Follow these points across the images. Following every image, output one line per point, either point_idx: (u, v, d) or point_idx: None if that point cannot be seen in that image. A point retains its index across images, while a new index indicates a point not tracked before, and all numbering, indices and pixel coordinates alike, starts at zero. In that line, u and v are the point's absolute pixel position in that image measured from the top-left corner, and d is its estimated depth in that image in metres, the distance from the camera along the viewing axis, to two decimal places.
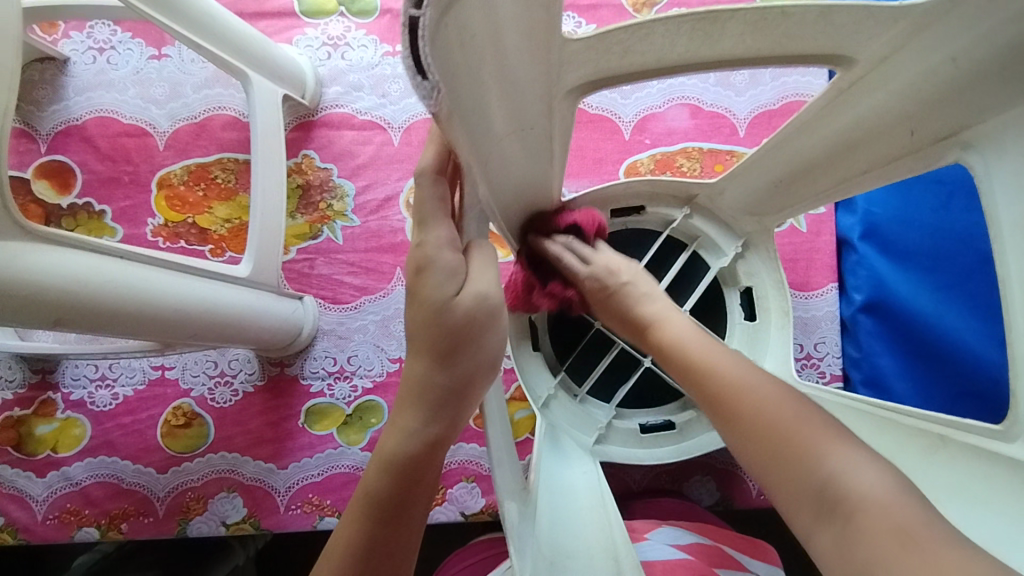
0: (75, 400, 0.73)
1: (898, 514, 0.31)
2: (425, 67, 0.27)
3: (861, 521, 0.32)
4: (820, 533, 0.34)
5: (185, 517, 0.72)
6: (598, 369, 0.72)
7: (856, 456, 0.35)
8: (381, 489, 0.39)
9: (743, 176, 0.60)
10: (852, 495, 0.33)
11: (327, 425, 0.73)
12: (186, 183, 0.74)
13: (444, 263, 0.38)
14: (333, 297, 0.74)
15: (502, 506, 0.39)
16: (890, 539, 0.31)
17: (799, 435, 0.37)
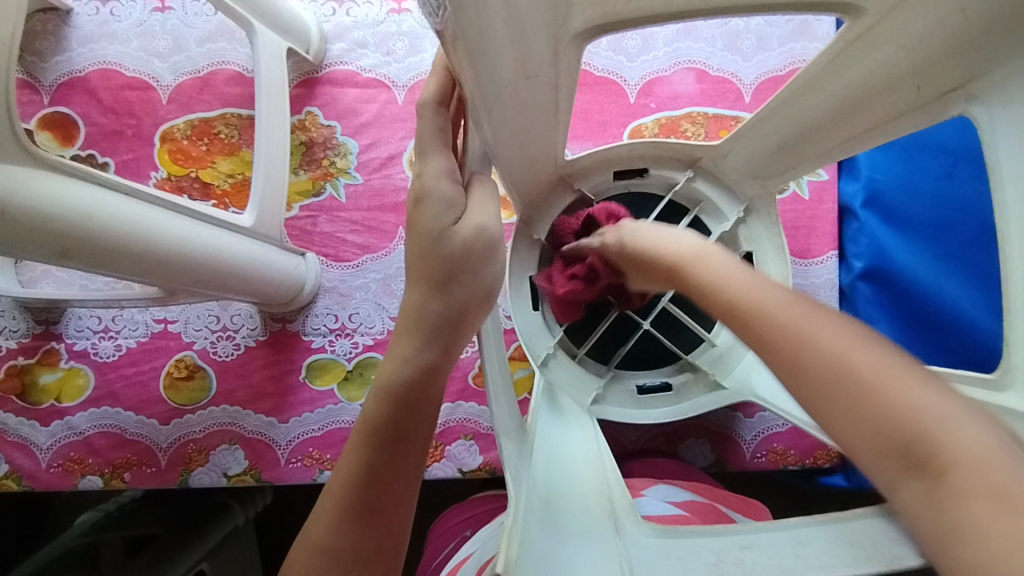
0: (79, 351, 0.74)
1: (1007, 476, 0.22)
2: None
3: (959, 480, 0.23)
4: (906, 493, 0.25)
5: (187, 468, 0.74)
6: (598, 331, 0.73)
7: (934, 387, 0.25)
8: (380, 420, 0.40)
9: (749, 136, 0.61)
10: (945, 450, 0.24)
11: (327, 380, 0.74)
12: (189, 137, 0.74)
13: (442, 194, 0.39)
14: (335, 254, 0.74)
15: (500, 441, 0.40)
16: (992, 502, 0.22)
17: (895, 386, 0.25)
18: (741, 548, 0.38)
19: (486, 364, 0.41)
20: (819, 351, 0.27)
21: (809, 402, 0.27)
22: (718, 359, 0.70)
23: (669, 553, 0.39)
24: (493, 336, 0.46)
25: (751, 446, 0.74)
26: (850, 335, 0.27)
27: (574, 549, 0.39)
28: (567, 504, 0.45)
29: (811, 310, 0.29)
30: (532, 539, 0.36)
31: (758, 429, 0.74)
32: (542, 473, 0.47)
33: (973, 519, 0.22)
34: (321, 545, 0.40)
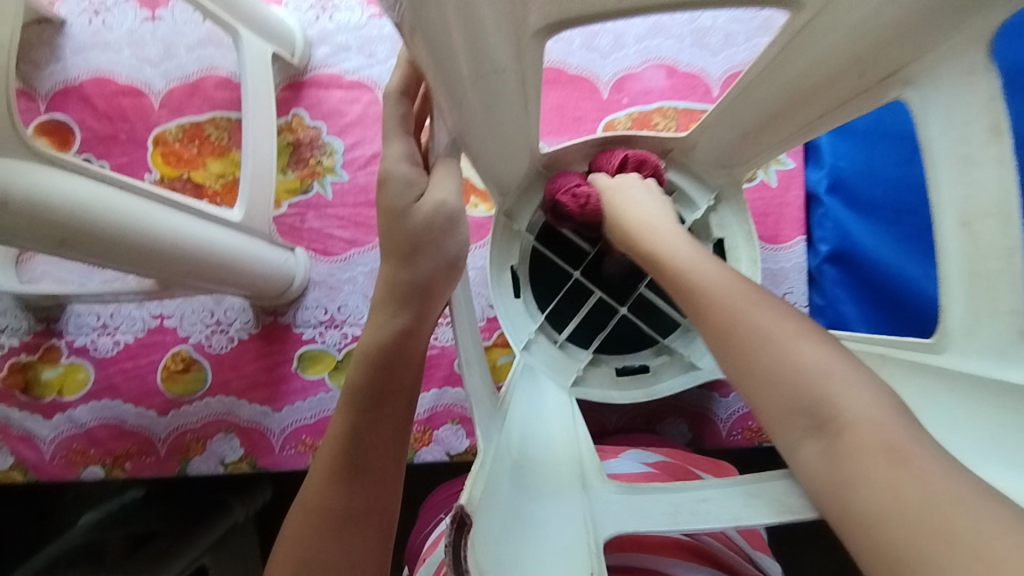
0: (79, 347, 0.77)
1: (893, 435, 0.34)
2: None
3: (850, 437, 0.35)
4: (807, 449, 0.38)
5: (186, 457, 0.77)
6: (577, 316, 0.76)
7: (817, 351, 0.40)
8: (367, 385, 0.44)
9: (714, 128, 0.64)
10: (842, 414, 0.36)
11: (318, 369, 0.77)
12: (181, 140, 0.77)
13: (401, 173, 0.45)
14: (324, 249, 0.78)
15: (473, 410, 0.43)
16: (883, 457, 0.33)
17: (795, 352, 0.40)
18: (697, 501, 0.42)
19: (459, 336, 0.45)
20: (753, 323, 0.43)
21: (735, 368, 0.43)
22: (693, 341, 0.73)
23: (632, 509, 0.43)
24: (468, 312, 0.49)
25: (727, 424, 0.78)
26: (773, 317, 0.43)
27: (544, 507, 0.44)
28: (542, 467, 0.49)
29: (750, 298, 0.44)
30: (502, 497, 0.41)
31: (733, 408, 0.78)
32: (518, 438, 0.51)
33: (865, 469, 0.34)
34: (313, 504, 0.43)
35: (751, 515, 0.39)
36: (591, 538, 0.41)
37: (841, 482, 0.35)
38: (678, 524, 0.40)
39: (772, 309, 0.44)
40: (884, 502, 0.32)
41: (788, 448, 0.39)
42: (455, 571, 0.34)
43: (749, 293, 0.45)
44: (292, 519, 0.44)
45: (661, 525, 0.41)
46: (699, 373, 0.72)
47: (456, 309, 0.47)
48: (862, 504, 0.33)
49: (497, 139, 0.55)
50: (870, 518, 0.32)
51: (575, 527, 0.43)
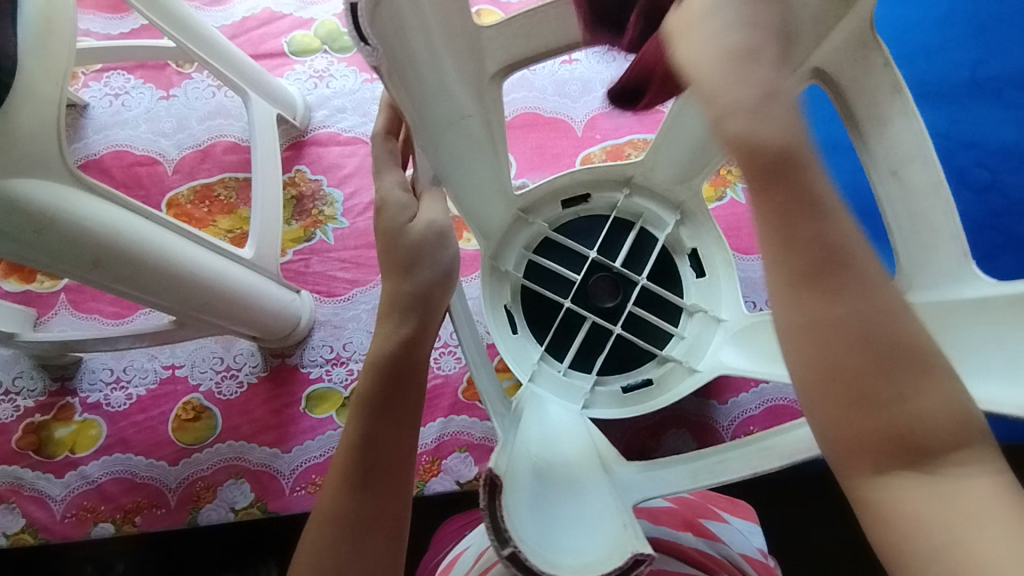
0: (92, 403, 0.80)
1: (1009, 506, 0.30)
2: (365, 33, 0.38)
3: (955, 496, 0.30)
4: (895, 479, 0.31)
5: (196, 506, 0.77)
6: (575, 344, 0.77)
7: (938, 383, 0.31)
8: (376, 391, 0.46)
9: (664, 143, 0.72)
10: (935, 452, 0.31)
11: (326, 408, 0.79)
12: (192, 202, 0.83)
13: (396, 199, 0.49)
14: (327, 291, 0.82)
15: (487, 404, 0.48)
16: (1006, 527, 0.29)
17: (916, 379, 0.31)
18: (715, 461, 0.45)
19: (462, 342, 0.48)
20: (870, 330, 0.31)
21: (846, 384, 0.31)
22: (692, 348, 0.75)
23: (651, 480, 0.47)
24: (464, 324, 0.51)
25: (729, 431, 0.80)
26: (889, 309, 0.32)
27: (573, 493, 0.47)
28: (564, 462, 0.52)
29: (874, 287, 0.32)
30: (529, 483, 0.45)
31: (733, 414, 0.80)
32: (535, 439, 0.53)
33: (980, 534, 0.29)
34: (331, 511, 0.45)
35: (765, 462, 0.42)
36: (622, 507, 0.45)
37: (938, 533, 0.30)
38: (698, 482, 0.44)
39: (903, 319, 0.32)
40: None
41: (865, 484, 0.32)
42: (494, 534, 0.39)
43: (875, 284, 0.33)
44: (313, 527, 0.46)
45: (683, 484, 0.44)
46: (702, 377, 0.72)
47: (454, 325, 0.49)
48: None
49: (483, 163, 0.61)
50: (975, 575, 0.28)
51: (605, 500, 0.46)
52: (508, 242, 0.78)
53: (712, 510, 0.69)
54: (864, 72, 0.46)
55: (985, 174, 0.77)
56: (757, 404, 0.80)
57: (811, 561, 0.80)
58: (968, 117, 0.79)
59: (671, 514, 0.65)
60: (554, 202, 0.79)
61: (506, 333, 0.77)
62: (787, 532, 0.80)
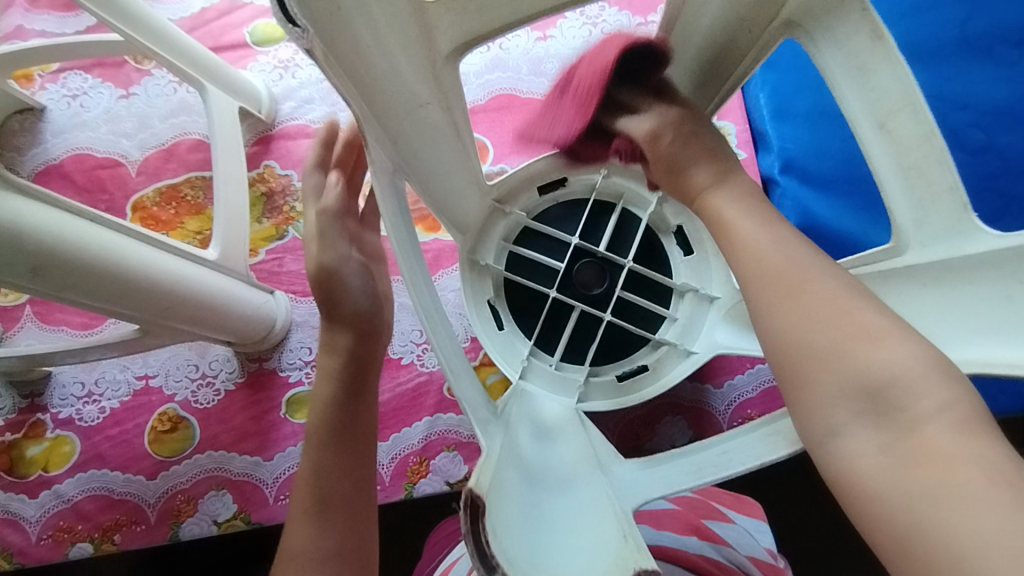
0: (64, 419, 0.76)
1: (977, 449, 0.31)
2: (292, 15, 0.34)
3: (919, 443, 0.32)
4: (860, 439, 0.34)
5: (177, 520, 0.74)
6: (564, 335, 0.73)
7: (892, 352, 0.34)
8: (342, 417, 0.52)
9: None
10: (902, 413, 0.33)
11: (308, 412, 0.76)
12: (158, 204, 0.80)
13: None
14: (304, 290, 0.79)
15: (469, 416, 0.41)
16: (970, 470, 0.30)
17: (869, 349, 0.34)
18: (717, 451, 0.42)
19: (436, 351, 0.41)
20: (817, 322, 0.36)
21: (810, 362, 0.36)
22: (685, 331, 0.73)
23: (652, 481, 0.43)
24: (442, 322, 0.45)
25: (725, 416, 0.76)
26: (838, 296, 0.37)
27: (568, 495, 0.43)
28: (559, 463, 0.48)
29: (805, 286, 0.38)
30: (522, 492, 0.41)
31: (730, 397, 0.77)
32: (526, 440, 0.49)
33: (940, 481, 0.31)
34: (293, 551, 0.48)
35: (773, 451, 0.40)
36: (620, 514, 0.41)
37: (909, 489, 0.31)
38: (702, 478, 0.41)
39: (856, 298, 0.37)
40: (977, 527, 0.29)
41: (836, 445, 0.35)
42: (480, 562, 0.33)
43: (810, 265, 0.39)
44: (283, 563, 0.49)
45: (685, 483, 0.41)
46: (696, 358, 0.71)
47: (426, 332, 0.42)
48: (937, 526, 0.30)
49: (446, 151, 0.56)
50: (937, 530, 0.30)
51: (601, 505, 0.43)
52: (485, 236, 0.74)
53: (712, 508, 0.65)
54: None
55: (981, 134, 0.74)
56: (754, 385, 0.77)
57: (819, 545, 0.77)
58: (960, 76, 0.76)
59: (672, 517, 0.64)
60: (531, 188, 0.75)
61: (491, 330, 0.75)
62: (794, 516, 0.77)
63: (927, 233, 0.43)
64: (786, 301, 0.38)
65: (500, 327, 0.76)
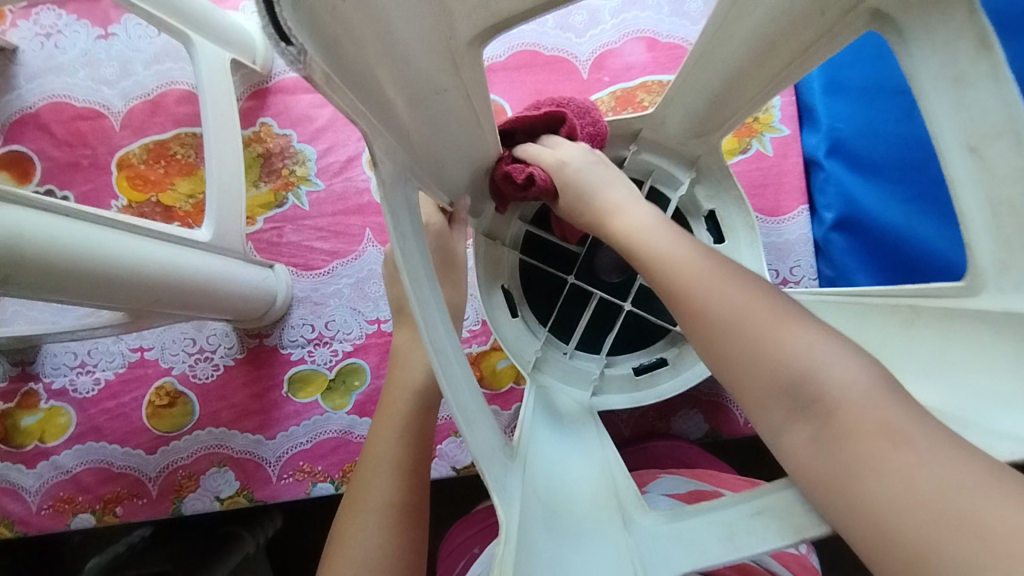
0: (58, 389, 0.73)
1: (890, 413, 0.32)
2: (286, 30, 0.26)
3: (844, 419, 0.32)
4: (795, 432, 0.34)
5: (179, 495, 0.72)
6: (581, 325, 0.69)
7: (809, 336, 0.36)
8: (397, 497, 0.49)
9: (680, 95, 0.58)
10: (830, 393, 0.33)
11: (310, 391, 0.73)
12: (146, 162, 0.73)
13: None
14: (305, 263, 0.74)
15: (483, 473, 0.35)
16: (880, 439, 0.31)
17: (782, 332, 0.36)
18: (750, 515, 0.37)
19: (450, 406, 0.35)
20: (741, 316, 0.38)
21: (736, 357, 0.37)
22: None
23: (676, 540, 0.39)
24: (452, 350, 0.39)
25: (743, 411, 0.73)
26: (744, 290, 0.39)
27: (586, 551, 0.40)
28: (571, 503, 0.44)
29: (727, 278, 0.40)
30: (536, 552, 0.36)
31: None
32: (541, 475, 0.45)
33: (866, 456, 0.31)
34: None
35: (812, 526, 0.34)
36: None
37: (841, 471, 0.31)
38: (736, 552, 0.35)
39: (748, 279, 0.41)
40: (904, 500, 0.29)
41: (774, 436, 0.36)
42: None
43: (720, 270, 0.41)
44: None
45: (717, 556, 0.36)
46: None
47: (438, 377, 0.35)
48: (871, 500, 0.30)
49: (463, 138, 0.50)
50: (874, 511, 0.30)
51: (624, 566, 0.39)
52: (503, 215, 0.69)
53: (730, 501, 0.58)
54: (946, 24, 0.36)
55: None
56: None
57: None
58: None
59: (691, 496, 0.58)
60: None
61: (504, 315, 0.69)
62: None
63: (1012, 276, 0.37)
64: (689, 300, 0.40)
65: (512, 313, 0.71)
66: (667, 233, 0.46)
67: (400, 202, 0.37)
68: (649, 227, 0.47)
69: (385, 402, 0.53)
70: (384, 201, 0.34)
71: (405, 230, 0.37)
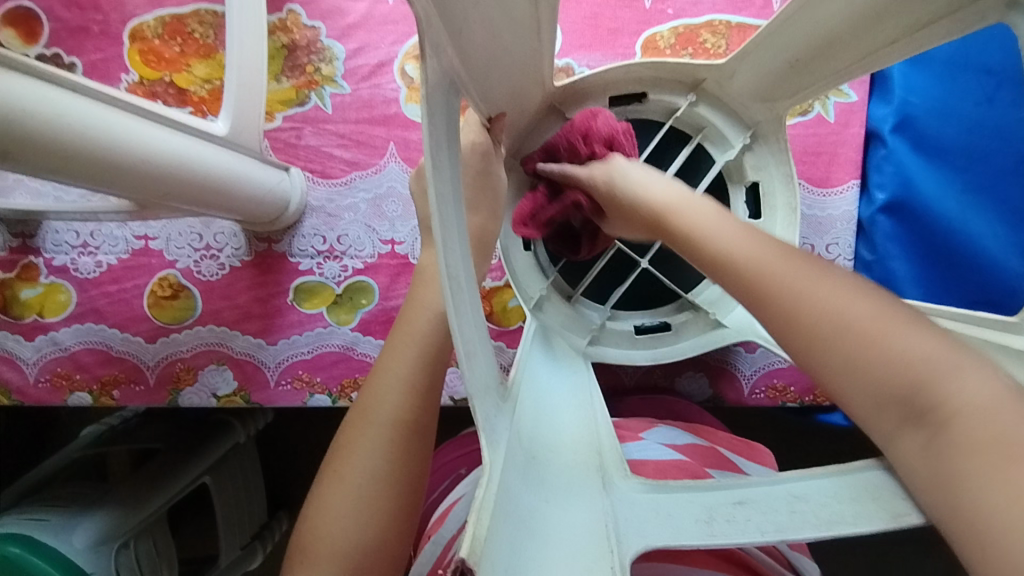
0: (59, 266, 0.72)
1: (1007, 422, 0.31)
2: None
3: (960, 428, 0.32)
4: (906, 441, 0.34)
5: (176, 387, 0.72)
6: (593, 272, 0.67)
7: (935, 348, 0.34)
8: (410, 414, 0.43)
9: (758, 52, 0.56)
10: (951, 403, 0.33)
11: (316, 304, 0.71)
12: (160, 37, 0.68)
13: None
14: (322, 171, 0.71)
15: (473, 406, 0.31)
16: (997, 452, 0.30)
17: (886, 337, 0.35)
18: (733, 504, 0.36)
19: (455, 337, 0.31)
20: (845, 326, 0.36)
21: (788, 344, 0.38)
22: (720, 298, 0.66)
23: (655, 510, 0.38)
24: (468, 290, 0.35)
25: (750, 381, 0.71)
26: (845, 290, 0.38)
27: (557, 507, 0.36)
28: (551, 455, 0.41)
29: (815, 273, 0.39)
30: (512, 500, 0.33)
31: (759, 364, 0.71)
32: (526, 422, 0.41)
33: (975, 471, 0.31)
34: (327, 532, 0.41)
35: (795, 526, 0.33)
36: (607, 539, 0.35)
37: (949, 479, 0.31)
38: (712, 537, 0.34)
39: (867, 294, 0.38)
40: (1007, 509, 0.29)
41: (883, 437, 0.35)
42: None
43: (829, 280, 0.38)
44: (299, 563, 0.42)
45: (694, 536, 0.34)
46: (724, 334, 0.64)
47: (447, 303, 0.31)
48: (981, 505, 0.30)
49: (508, 59, 0.45)
50: (981, 527, 0.30)
51: (596, 535, 0.35)
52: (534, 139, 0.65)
53: (728, 459, 0.56)
54: None
55: None
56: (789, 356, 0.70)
57: None
58: None
59: (695, 449, 0.56)
60: (602, 97, 0.65)
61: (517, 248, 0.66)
62: None
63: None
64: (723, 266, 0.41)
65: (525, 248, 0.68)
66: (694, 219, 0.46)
67: (442, 128, 0.33)
68: (712, 216, 0.44)
69: (406, 313, 0.46)
70: (425, 101, 0.30)
71: (440, 146, 0.32)
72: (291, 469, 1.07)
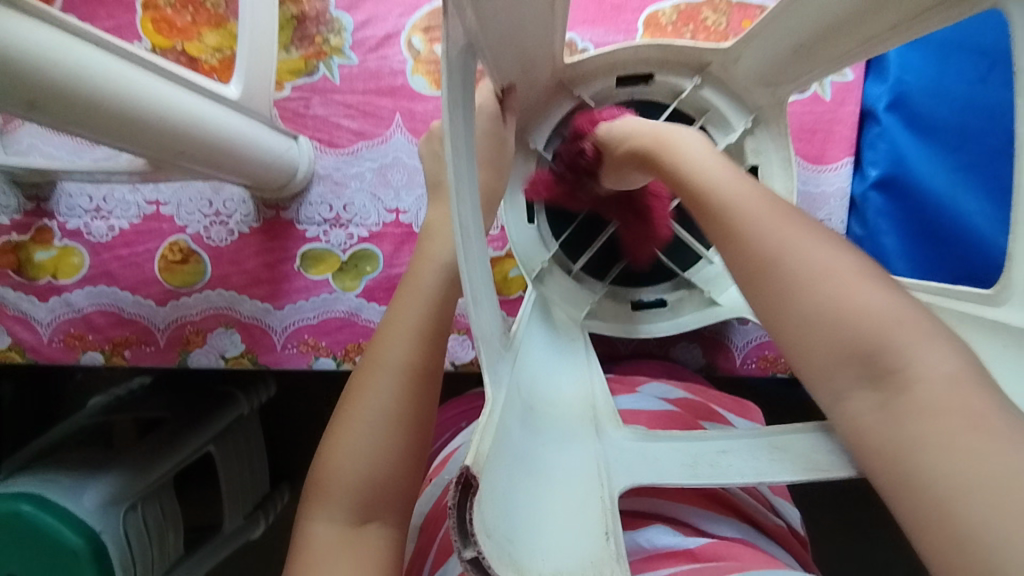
0: (72, 229, 0.74)
1: (970, 397, 0.31)
2: None
3: (918, 394, 0.32)
4: (859, 401, 0.34)
5: (186, 349, 0.74)
6: (594, 247, 0.70)
7: (898, 309, 0.34)
8: (416, 360, 0.45)
9: (760, 33, 0.58)
10: (911, 367, 0.32)
11: (322, 270, 0.73)
12: (173, 6, 0.69)
13: None
14: (329, 140, 0.73)
15: (480, 352, 0.34)
16: (957, 418, 0.30)
17: (857, 290, 0.35)
18: (719, 451, 0.39)
19: (465, 282, 0.33)
20: (814, 271, 0.36)
21: (756, 284, 0.38)
22: (717, 277, 0.68)
23: (645, 458, 0.40)
24: (478, 248, 0.37)
25: (742, 352, 0.74)
26: (824, 243, 0.37)
27: (557, 452, 0.39)
28: (550, 407, 0.43)
29: (806, 227, 0.38)
30: (515, 442, 0.35)
31: (751, 336, 0.73)
32: (526, 375, 0.43)
33: (930, 436, 0.31)
34: (339, 470, 0.44)
35: (777, 473, 0.36)
36: (602, 482, 0.38)
37: (903, 446, 0.31)
38: (699, 478, 0.37)
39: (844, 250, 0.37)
40: (961, 475, 0.29)
41: (831, 397, 0.35)
42: (457, 529, 0.28)
43: (798, 225, 0.38)
44: (313, 499, 0.44)
45: (679, 479, 0.37)
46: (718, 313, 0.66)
47: (457, 251, 0.34)
48: (928, 474, 0.30)
49: (518, 32, 0.47)
50: (932, 491, 0.30)
51: (588, 476, 0.38)
52: (542, 118, 0.68)
53: (719, 413, 0.59)
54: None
55: None
56: None
57: None
58: None
59: (689, 403, 0.59)
60: (609, 76, 0.67)
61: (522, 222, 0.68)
62: None
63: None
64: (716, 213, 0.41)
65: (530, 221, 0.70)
66: (694, 146, 0.48)
67: (458, 92, 0.35)
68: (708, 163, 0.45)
69: (415, 268, 0.48)
70: (444, 63, 0.32)
71: (457, 109, 0.34)
72: (294, 437, 1.09)
